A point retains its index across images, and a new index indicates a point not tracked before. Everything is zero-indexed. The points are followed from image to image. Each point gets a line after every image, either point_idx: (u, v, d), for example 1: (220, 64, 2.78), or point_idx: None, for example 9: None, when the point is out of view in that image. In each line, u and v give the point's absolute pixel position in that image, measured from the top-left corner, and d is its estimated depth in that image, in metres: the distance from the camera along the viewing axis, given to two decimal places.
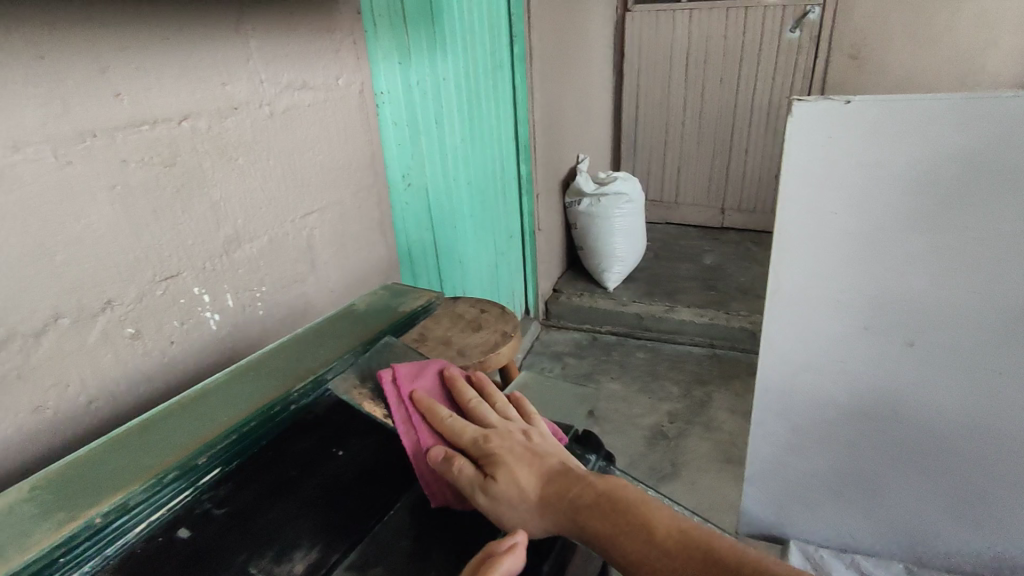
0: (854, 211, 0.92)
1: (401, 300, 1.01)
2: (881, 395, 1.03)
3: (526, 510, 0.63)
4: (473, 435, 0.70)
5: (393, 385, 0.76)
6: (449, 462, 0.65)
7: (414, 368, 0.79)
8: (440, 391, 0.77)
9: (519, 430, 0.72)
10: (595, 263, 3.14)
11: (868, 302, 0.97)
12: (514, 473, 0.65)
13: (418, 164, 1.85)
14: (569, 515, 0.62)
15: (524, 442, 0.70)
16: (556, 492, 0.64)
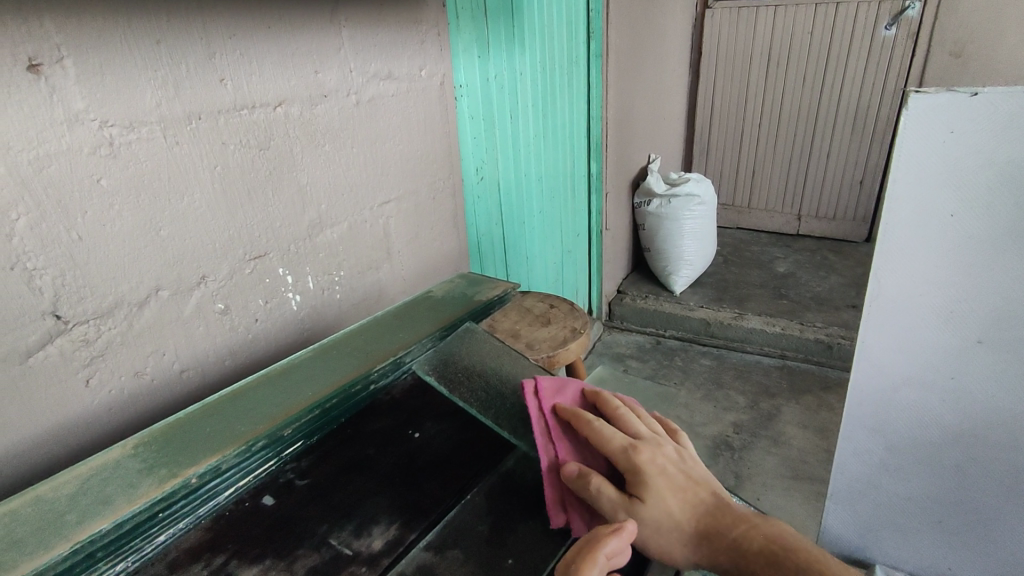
0: (974, 211, 0.80)
1: (478, 290, 1.02)
2: (997, 421, 0.89)
3: (677, 542, 0.58)
4: (622, 446, 0.64)
5: (536, 399, 0.70)
6: (585, 479, 0.60)
7: (556, 383, 0.72)
8: (581, 403, 0.71)
9: (671, 448, 0.66)
10: (662, 265, 3.07)
11: (987, 313, 0.84)
12: (665, 500, 0.60)
13: (491, 157, 1.87)
14: (726, 549, 0.58)
15: (677, 463, 0.64)
16: (711, 526, 0.59)
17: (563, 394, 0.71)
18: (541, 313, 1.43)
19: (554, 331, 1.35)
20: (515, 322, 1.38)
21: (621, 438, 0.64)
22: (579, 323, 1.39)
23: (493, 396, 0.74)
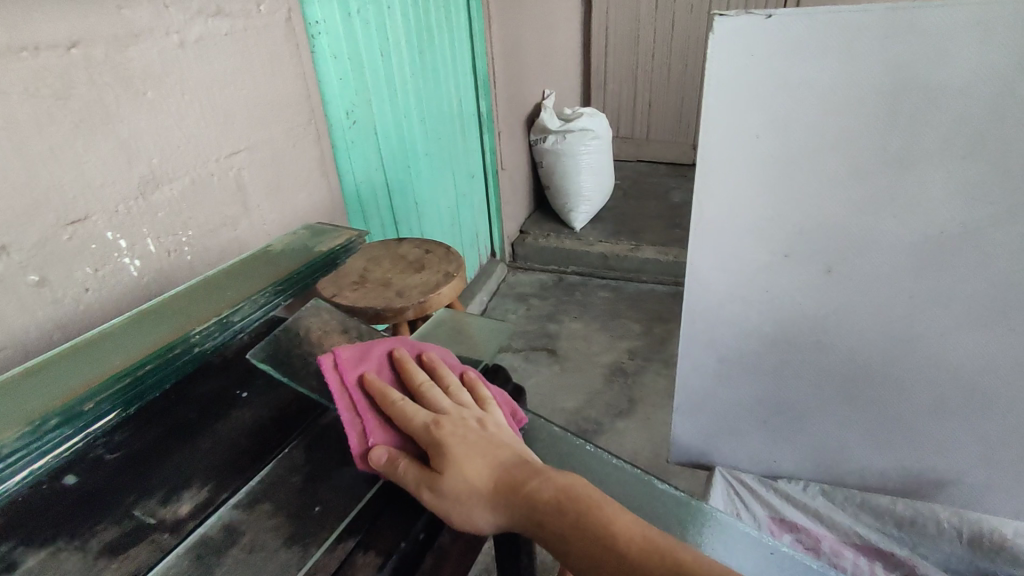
0: (780, 130, 0.77)
1: (321, 240, 0.99)
2: (810, 331, 0.87)
3: (478, 510, 0.55)
4: (422, 423, 0.59)
5: (335, 373, 0.63)
6: (396, 461, 0.56)
7: (358, 351, 0.66)
8: (390, 372, 0.66)
9: (474, 416, 0.61)
10: (562, 202, 3.10)
11: (789, 226, 0.81)
12: (463, 469, 0.56)
13: (362, 99, 1.77)
14: (520, 509, 0.54)
15: (479, 430, 0.60)
16: (509, 485, 0.55)
17: (375, 365, 0.65)
18: (415, 259, 1.42)
19: (426, 276, 1.35)
20: (387, 270, 1.38)
21: (422, 415, 0.60)
22: (453, 266, 1.39)
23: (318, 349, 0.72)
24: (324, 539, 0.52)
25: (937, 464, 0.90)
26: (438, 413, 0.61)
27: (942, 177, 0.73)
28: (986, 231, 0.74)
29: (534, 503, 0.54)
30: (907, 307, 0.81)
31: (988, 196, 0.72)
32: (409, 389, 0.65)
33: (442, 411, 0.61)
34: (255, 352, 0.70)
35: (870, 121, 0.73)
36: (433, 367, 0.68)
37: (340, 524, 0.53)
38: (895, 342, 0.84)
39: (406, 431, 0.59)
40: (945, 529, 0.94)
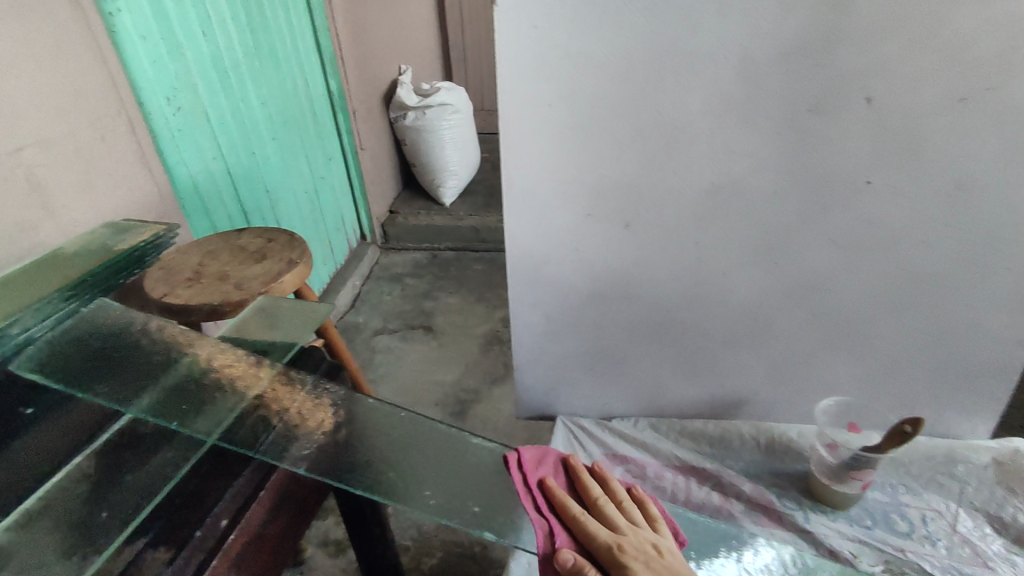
0: (568, 100, 0.82)
1: (120, 239, 0.93)
2: (614, 278, 0.96)
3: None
4: (608, 542, 0.59)
5: (521, 472, 0.64)
6: (580, 569, 0.55)
7: (537, 454, 0.68)
8: (565, 484, 0.66)
9: (650, 541, 0.61)
10: (429, 179, 3.09)
11: (587, 187, 0.88)
12: None
13: (186, 85, 1.61)
14: None
15: (658, 557, 0.59)
16: None
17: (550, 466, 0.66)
18: (256, 249, 1.36)
19: (268, 266, 1.29)
20: (226, 263, 1.31)
21: (607, 534, 0.59)
22: (297, 254, 1.34)
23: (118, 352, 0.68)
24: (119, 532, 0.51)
25: (728, 382, 1.04)
26: (619, 535, 0.60)
27: (707, 134, 0.81)
28: (746, 180, 0.84)
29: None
30: (694, 252, 0.91)
31: (746, 148, 0.81)
32: (586, 505, 0.65)
33: (619, 531, 0.61)
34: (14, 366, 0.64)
35: (641, 87, 0.79)
36: (602, 479, 0.69)
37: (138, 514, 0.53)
38: (690, 284, 0.94)
39: (589, 545, 0.58)
40: (746, 439, 1.04)
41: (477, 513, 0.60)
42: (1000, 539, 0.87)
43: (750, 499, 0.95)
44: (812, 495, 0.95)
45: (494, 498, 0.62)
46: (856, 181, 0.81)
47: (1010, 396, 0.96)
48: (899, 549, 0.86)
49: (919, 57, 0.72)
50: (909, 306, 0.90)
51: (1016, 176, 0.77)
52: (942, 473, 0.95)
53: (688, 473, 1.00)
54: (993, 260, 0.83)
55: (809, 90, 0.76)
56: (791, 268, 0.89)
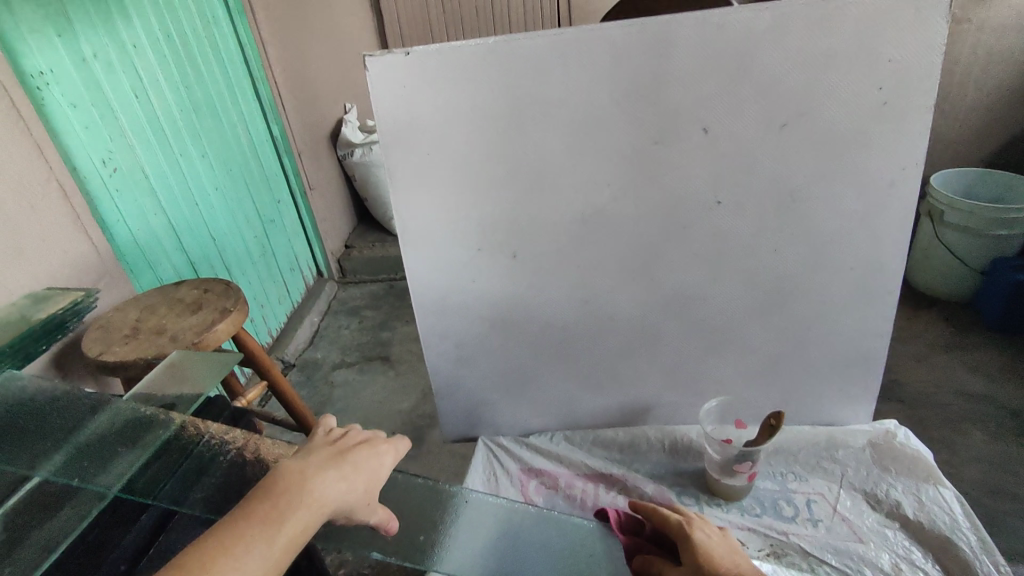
0: (445, 147, 0.90)
1: (41, 305, 0.99)
2: (512, 304, 1.04)
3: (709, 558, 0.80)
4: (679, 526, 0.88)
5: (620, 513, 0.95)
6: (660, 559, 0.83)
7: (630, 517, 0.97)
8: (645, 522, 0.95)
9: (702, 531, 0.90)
10: (381, 211, 3.16)
11: (473, 224, 0.96)
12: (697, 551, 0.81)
13: (121, 144, 1.66)
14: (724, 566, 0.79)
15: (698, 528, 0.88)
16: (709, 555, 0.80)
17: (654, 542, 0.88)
18: (193, 300, 1.42)
19: (202, 317, 1.35)
20: (162, 317, 1.36)
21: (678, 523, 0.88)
22: (231, 302, 1.40)
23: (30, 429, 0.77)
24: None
25: (631, 389, 1.13)
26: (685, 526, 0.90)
27: (570, 169, 0.90)
28: (611, 207, 0.93)
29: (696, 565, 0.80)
30: (577, 274, 1.00)
31: (606, 178, 0.90)
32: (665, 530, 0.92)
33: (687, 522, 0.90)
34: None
35: (507, 132, 0.88)
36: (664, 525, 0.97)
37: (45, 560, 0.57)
38: (581, 303, 1.03)
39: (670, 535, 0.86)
40: (653, 443, 1.14)
41: (364, 534, 0.68)
42: (875, 514, 1.00)
43: (652, 499, 1.07)
44: (709, 489, 1.07)
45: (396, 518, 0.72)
46: (706, 201, 0.91)
47: (881, 378, 1.07)
48: (784, 532, 0.98)
49: (738, 90, 0.82)
50: (774, 306, 1.00)
51: (840, 187, 0.89)
52: (824, 458, 1.08)
53: (597, 480, 1.11)
54: (838, 259, 0.95)
55: (649, 124, 0.86)
56: (666, 281, 0.99)
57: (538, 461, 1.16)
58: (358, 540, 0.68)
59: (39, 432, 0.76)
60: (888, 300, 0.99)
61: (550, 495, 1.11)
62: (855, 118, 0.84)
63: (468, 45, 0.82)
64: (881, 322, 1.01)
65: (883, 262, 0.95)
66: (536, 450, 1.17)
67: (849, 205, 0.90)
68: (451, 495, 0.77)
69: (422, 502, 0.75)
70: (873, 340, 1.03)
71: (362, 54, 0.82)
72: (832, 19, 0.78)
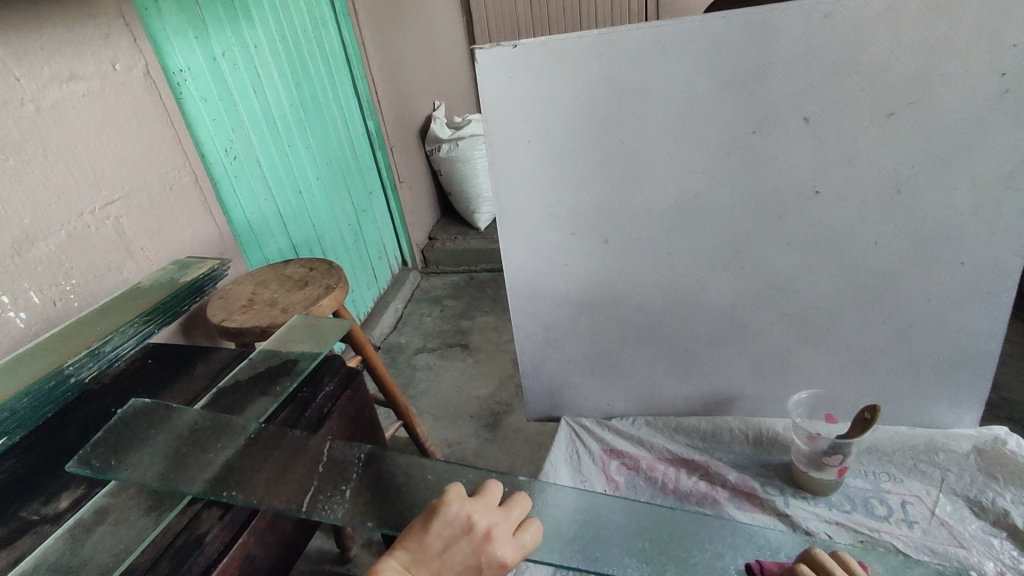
0: (544, 137, 0.95)
1: (185, 273, 1.15)
2: (600, 288, 1.07)
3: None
4: None
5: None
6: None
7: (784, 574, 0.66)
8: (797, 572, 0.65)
9: None
10: (464, 205, 3.27)
11: (567, 210, 1.00)
12: None
13: (240, 136, 1.83)
14: None
15: None
16: None
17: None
18: (300, 277, 1.55)
19: (309, 292, 1.47)
20: (275, 291, 1.49)
21: None
22: (334, 281, 1.51)
23: (167, 383, 0.89)
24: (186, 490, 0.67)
25: (714, 379, 1.14)
26: None
27: (665, 157, 0.92)
28: (705, 195, 0.94)
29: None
30: (667, 261, 1.02)
31: (700, 167, 0.92)
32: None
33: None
34: (70, 463, 0.70)
35: (605, 122, 0.92)
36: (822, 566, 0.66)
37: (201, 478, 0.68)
38: (670, 291, 1.05)
39: None
40: (736, 434, 1.15)
41: None
42: (978, 521, 0.96)
43: (735, 487, 1.08)
44: (795, 483, 1.07)
45: None
46: (805, 190, 0.91)
47: (990, 382, 1.03)
48: (875, 529, 0.97)
49: (845, 79, 0.82)
50: (872, 302, 0.99)
51: (950, 178, 0.86)
52: (922, 460, 1.05)
53: (679, 465, 1.13)
54: (947, 253, 0.92)
55: (747, 112, 0.87)
56: (758, 272, 0.99)
57: (615, 441, 1.19)
58: None
59: (178, 386, 0.88)
60: (1000, 300, 0.95)
61: (632, 475, 1.14)
62: (973, 107, 0.81)
63: (572, 37, 0.86)
64: (992, 322, 0.97)
65: (996, 258, 0.91)
66: (611, 427, 1.21)
67: (961, 198, 0.87)
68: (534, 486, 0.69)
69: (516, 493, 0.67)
70: (982, 341, 0.99)
71: (474, 48, 0.88)
72: (951, 6, 0.76)
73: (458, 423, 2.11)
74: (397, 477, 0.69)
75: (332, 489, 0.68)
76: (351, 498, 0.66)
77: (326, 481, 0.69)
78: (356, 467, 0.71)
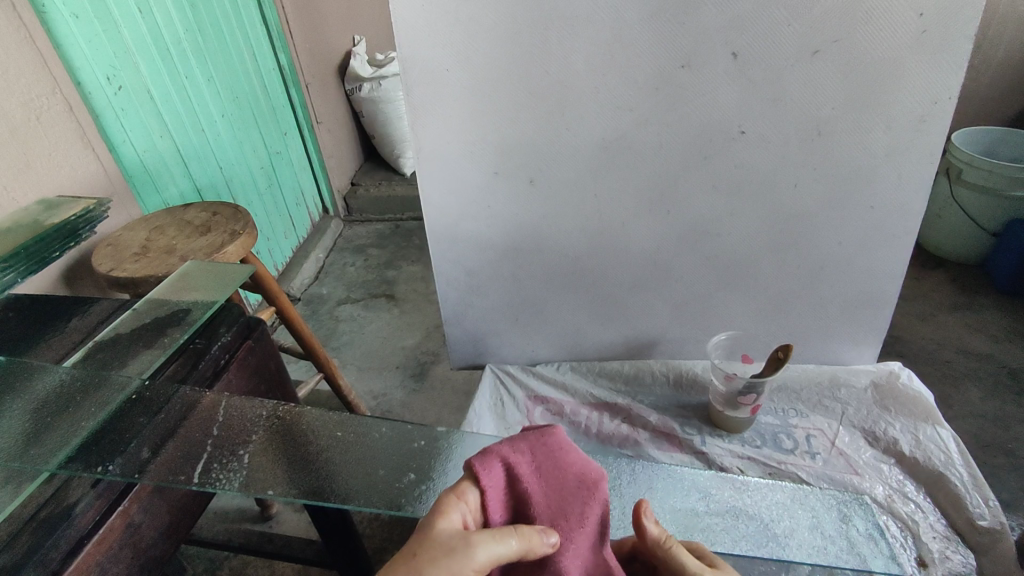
0: (465, 65, 0.87)
1: (53, 214, 1.00)
2: (524, 230, 1.03)
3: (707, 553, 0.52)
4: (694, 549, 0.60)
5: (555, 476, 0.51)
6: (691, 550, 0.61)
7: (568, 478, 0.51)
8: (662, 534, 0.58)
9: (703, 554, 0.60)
10: (388, 148, 3.11)
11: (491, 146, 0.94)
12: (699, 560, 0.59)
13: (125, 61, 1.61)
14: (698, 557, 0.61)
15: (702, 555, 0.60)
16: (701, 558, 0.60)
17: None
18: (202, 222, 1.41)
19: (212, 238, 1.34)
20: (172, 236, 1.35)
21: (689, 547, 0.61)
22: (240, 225, 1.39)
23: (32, 339, 0.78)
24: (53, 457, 0.59)
25: (635, 321, 1.14)
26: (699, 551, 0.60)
27: (592, 92, 0.88)
28: (632, 135, 0.91)
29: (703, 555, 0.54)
30: (592, 203, 0.99)
31: (629, 103, 0.88)
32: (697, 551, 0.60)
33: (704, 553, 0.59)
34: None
35: (528, 52, 0.85)
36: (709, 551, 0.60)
37: (72, 442, 0.60)
38: (595, 233, 1.02)
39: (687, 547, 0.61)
40: (657, 376, 1.17)
41: (410, 481, 0.61)
42: (871, 450, 1.02)
43: (656, 429, 1.09)
44: (711, 422, 1.09)
45: (402, 459, 0.63)
46: (730, 130, 0.89)
47: (890, 322, 1.09)
48: (781, 461, 1.02)
49: (772, 11, 0.79)
50: (789, 245, 1.01)
51: (868, 121, 0.87)
52: (826, 396, 1.11)
53: (601, 409, 1.13)
54: (860, 196, 0.94)
55: (676, 46, 0.83)
56: (682, 214, 0.99)
57: (540, 387, 1.18)
58: (388, 491, 0.60)
59: (46, 343, 0.77)
60: (905, 242, 0.98)
61: (555, 421, 1.13)
62: (892, 47, 0.81)
63: None
64: (897, 264, 1.01)
65: (902, 201, 0.94)
66: (535, 369, 1.20)
67: (875, 140, 0.89)
68: (449, 439, 0.66)
69: (429, 449, 0.65)
70: (886, 283, 1.04)
71: None
72: None
73: (383, 375, 2.05)
74: (300, 440, 0.65)
75: (227, 455, 0.62)
76: (249, 464, 0.61)
77: (220, 446, 0.63)
78: (255, 429, 0.66)
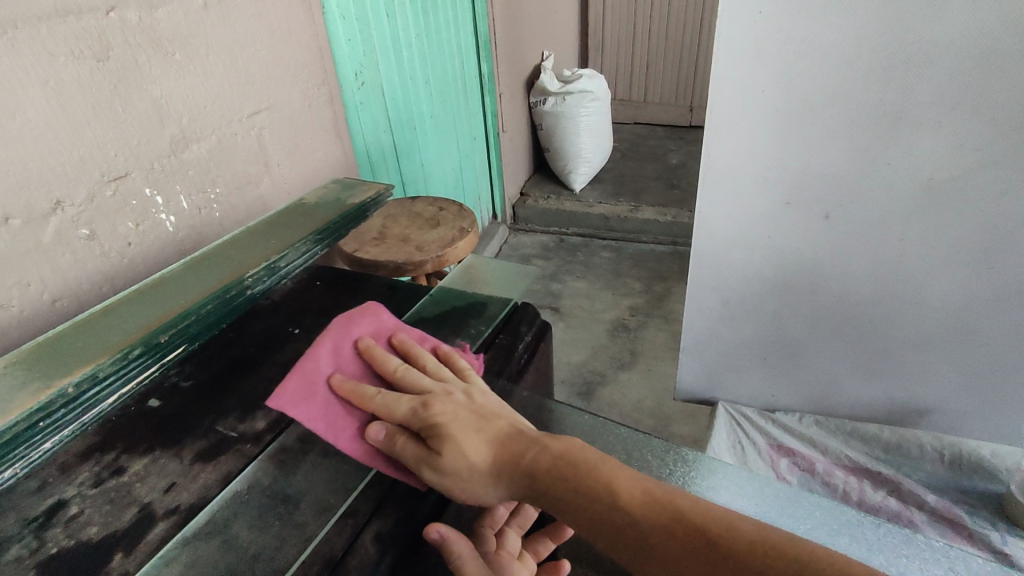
0: (784, 85, 0.81)
1: (350, 194, 1.09)
2: (804, 265, 0.95)
3: (484, 485, 0.52)
4: (410, 408, 0.55)
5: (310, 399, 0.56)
6: (395, 432, 0.54)
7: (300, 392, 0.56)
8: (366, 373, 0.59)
9: (460, 390, 0.58)
10: (562, 163, 3.12)
11: (789, 175, 0.88)
12: (460, 443, 0.53)
13: (371, 60, 1.75)
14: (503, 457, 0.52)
15: (468, 403, 0.56)
16: (508, 451, 0.52)
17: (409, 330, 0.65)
18: (430, 216, 1.47)
19: (442, 232, 1.39)
20: (405, 226, 1.42)
21: (405, 404, 0.55)
22: (467, 223, 1.43)
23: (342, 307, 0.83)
24: None
25: (893, 380, 1.02)
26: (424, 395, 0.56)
27: (931, 125, 0.78)
28: (966, 178, 0.80)
29: (536, 472, 0.51)
30: (894, 248, 0.89)
31: (975, 143, 0.77)
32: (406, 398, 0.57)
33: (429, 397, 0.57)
34: None
35: (860, 79, 0.77)
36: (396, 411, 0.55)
37: None
38: (887, 280, 0.92)
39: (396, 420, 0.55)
40: (927, 450, 1.05)
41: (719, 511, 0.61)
42: None
43: (936, 511, 0.98)
44: (1007, 517, 0.97)
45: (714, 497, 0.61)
46: None
47: None
48: None
49: None
50: None
51: None
52: None
53: (861, 474, 1.05)
54: None
55: None
56: (1004, 275, 0.86)
57: (788, 440, 1.11)
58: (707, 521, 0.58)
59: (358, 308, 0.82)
60: None
61: (806, 477, 1.07)
62: None
63: None
64: None
65: None
66: (773, 407, 1.15)
67: None
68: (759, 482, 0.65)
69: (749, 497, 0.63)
70: None
71: None
72: None
73: None
74: None
75: None
76: None
77: None
78: None
